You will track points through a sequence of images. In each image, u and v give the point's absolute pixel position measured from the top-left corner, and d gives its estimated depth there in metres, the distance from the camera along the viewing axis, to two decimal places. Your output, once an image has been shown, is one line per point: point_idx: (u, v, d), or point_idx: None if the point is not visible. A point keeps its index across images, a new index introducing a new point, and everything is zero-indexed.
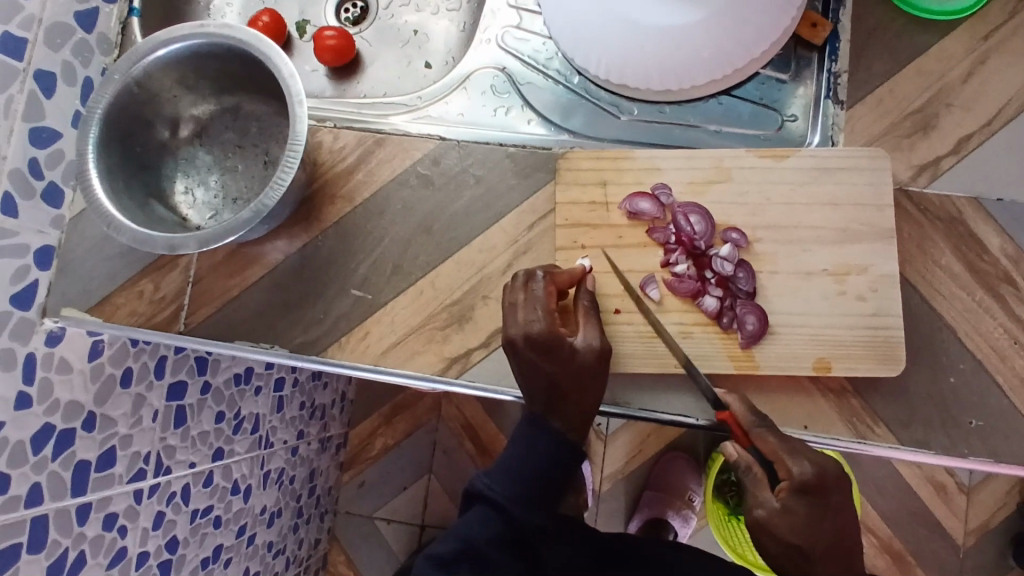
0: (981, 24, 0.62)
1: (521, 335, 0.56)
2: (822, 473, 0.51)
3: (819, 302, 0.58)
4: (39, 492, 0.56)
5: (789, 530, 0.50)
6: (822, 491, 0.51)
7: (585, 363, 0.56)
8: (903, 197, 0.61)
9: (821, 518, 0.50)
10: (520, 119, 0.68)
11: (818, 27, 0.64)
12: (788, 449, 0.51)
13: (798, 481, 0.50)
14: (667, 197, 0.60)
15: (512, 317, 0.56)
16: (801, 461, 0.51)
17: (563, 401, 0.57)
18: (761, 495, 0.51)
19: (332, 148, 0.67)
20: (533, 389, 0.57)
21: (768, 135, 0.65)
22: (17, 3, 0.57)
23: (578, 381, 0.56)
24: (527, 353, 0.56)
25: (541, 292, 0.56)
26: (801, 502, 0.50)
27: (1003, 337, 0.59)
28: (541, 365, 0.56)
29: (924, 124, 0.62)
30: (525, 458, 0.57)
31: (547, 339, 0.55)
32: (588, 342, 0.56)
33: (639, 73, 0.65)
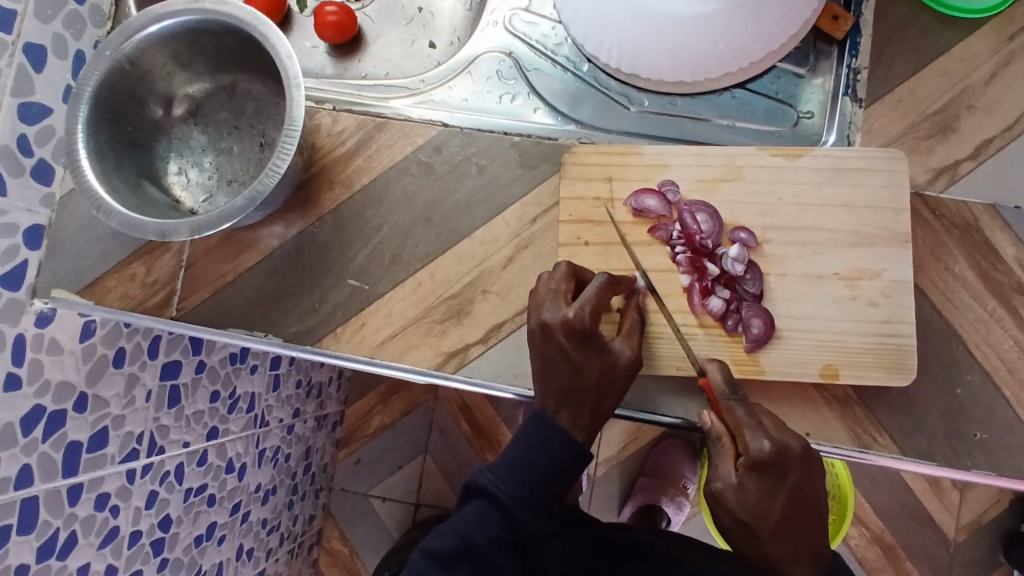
0: (1007, 24, 0.60)
1: (560, 321, 0.54)
2: (781, 450, 0.49)
3: (828, 307, 0.56)
4: (29, 473, 0.55)
5: (740, 505, 0.50)
6: (780, 468, 0.49)
7: (615, 366, 0.55)
8: (918, 201, 0.59)
9: (777, 495, 0.49)
10: (526, 107, 0.66)
11: (838, 20, 0.61)
12: (750, 425, 0.50)
13: (753, 458, 0.49)
14: (673, 195, 0.59)
15: (553, 305, 0.55)
16: (759, 438, 0.49)
17: (580, 399, 0.55)
18: (722, 468, 0.51)
19: (331, 131, 0.65)
20: (551, 379, 0.55)
21: (782, 133, 0.63)
22: None
23: (601, 382, 0.54)
24: (562, 341, 0.54)
25: (594, 287, 0.55)
26: (755, 479, 0.49)
27: (1013, 349, 0.57)
28: (573, 357, 0.54)
29: (944, 126, 0.60)
30: (530, 457, 0.54)
31: (585, 330, 0.54)
32: (623, 349, 0.55)
33: (651, 63, 0.63)
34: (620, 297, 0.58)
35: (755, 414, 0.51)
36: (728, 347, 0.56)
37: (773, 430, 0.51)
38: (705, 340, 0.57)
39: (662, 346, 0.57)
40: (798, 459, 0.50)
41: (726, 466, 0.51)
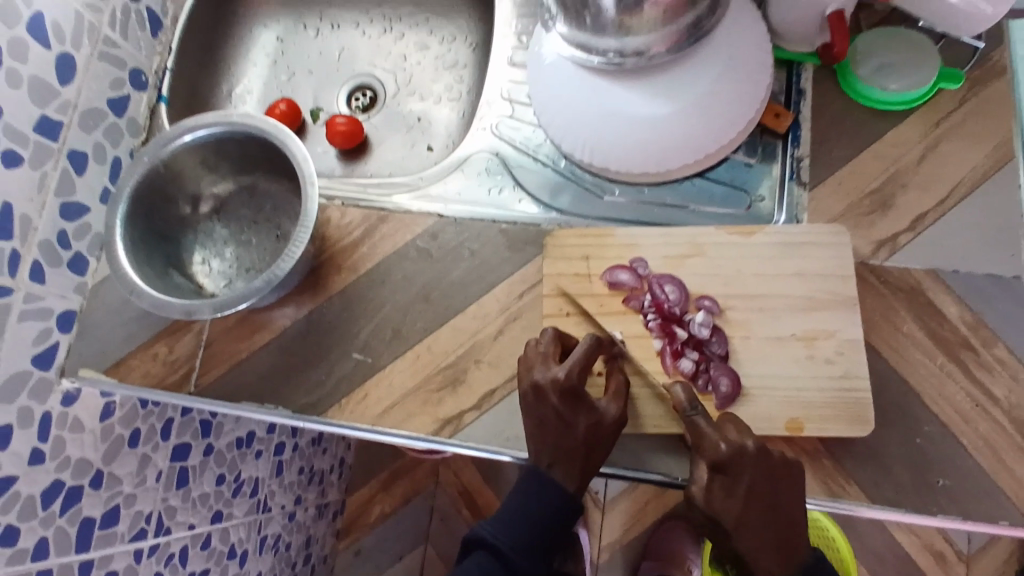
0: (934, 112, 0.70)
1: (550, 380, 0.59)
2: (736, 454, 0.55)
3: (790, 367, 0.62)
4: (45, 546, 0.67)
5: (706, 505, 0.57)
6: (738, 467, 0.55)
7: (603, 422, 0.59)
8: (864, 270, 0.66)
9: (743, 489, 0.56)
10: (512, 198, 0.74)
11: (780, 117, 0.70)
12: (708, 434, 0.56)
13: (715, 461, 0.56)
14: (643, 269, 0.66)
15: (544, 367, 0.60)
16: (715, 441, 0.56)
17: (572, 456, 0.60)
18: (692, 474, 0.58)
19: (339, 223, 0.73)
20: (545, 437, 0.60)
21: (739, 214, 0.70)
22: (54, 91, 0.69)
23: (591, 438, 0.60)
24: (553, 400, 0.59)
25: (581, 350, 0.60)
26: (718, 480, 0.56)
27: (967, 400, 0.62)
28: (565, 414, 0.59)
29: (882, 203, 0.68)
30: (517, 514, 0.64)
31: (574, 389, 0.59)
32: (609, 408, 0.59)
33: (620, 158, 0.71)
34: (604, 363, 0.64)
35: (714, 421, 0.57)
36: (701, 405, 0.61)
37: (730, 433, 0.56)
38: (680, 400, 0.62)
39: (637, 407, 0.63)
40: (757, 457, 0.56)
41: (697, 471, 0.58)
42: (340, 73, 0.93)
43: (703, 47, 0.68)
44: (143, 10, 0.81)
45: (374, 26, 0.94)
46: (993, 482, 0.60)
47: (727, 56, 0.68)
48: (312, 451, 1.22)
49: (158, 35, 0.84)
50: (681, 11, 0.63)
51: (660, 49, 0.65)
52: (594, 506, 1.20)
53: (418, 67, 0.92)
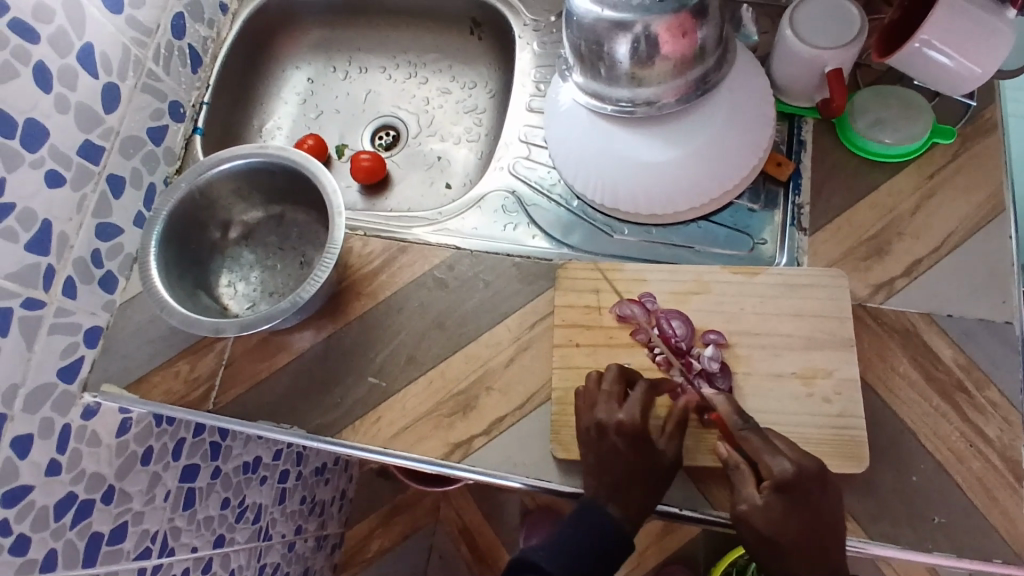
0: (927, 165, 0.74)
1: (613, 421, 0.62)
2: (801, 470, 0.58)
3: (789, 402, 0.64)
4: (54, 557, 0.69)
5: (765, 523, 0.58)
6: (800, 488, 0.58)
7: (660, 462, 0.62)
8: (861, 311, 0.69)
9: (799, 511, 0.58)
10: (526, 234, 0.77)
11: (781, 165, 0.74)
12: (769, 450, 0.59)
13: (778, 479, 0.58)
14: (652, 304, 0.69)
15: (607, 406, 0.63)
16: (779, 460, 0.59)
17: (631, 490, 0.62)
18: (746, 491, 0.60)
19: (361, 252, 0.77)
20: (605, 473, 0.63)
21: (741, 256, 0.73)
22: (99, 119, 0.75)
23: (648, 475, 0.62)
24: (614, 439, 0.62)
25: (640, 392, 0.64)
26: (779, 496, 0.58)
27: (960, 439, 0.65)
28: (627, 453, 0.62)
29: (879, 249, 0.71)
30: (572, 539, 0.63)
31: (636, 430, 0.62)
32: (667, 448, 0.62)
33: (629, 199, 0.75)
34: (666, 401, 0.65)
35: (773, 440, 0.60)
36: (703, 439, 0.64)
37: (789, 454, 0.60)
38: (685, 432, 0.64)
39: None
40: (814, 478, 0.59)
41: (749, 490, 0.59)
42: (366, 113, 0.99)
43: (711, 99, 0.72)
44: (185, 48, 0.87)
45: (400, 71, 1.00)
46: (985, 519, 0.62)
47: (730, 108, 0.73)
48: (315, 481, 1.23)
49: (197, 71, 0.89)
50: (689, 66, 0.68)
51: (669, 99, 0.70)
52: None
53: (440, 109, 0.97)
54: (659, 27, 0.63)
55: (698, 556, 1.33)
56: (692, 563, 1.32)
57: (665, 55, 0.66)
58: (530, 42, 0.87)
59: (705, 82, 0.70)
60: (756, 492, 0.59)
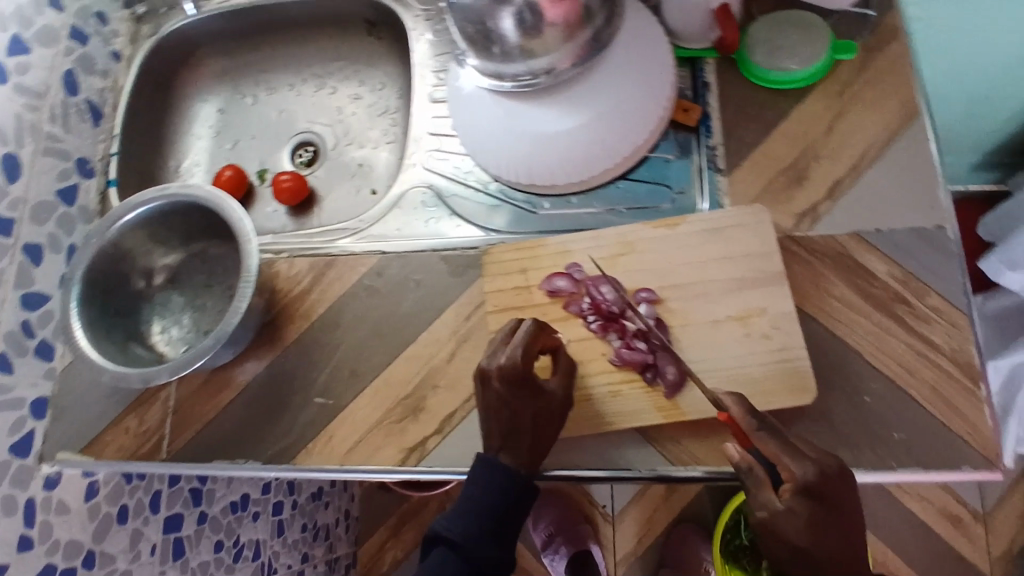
0: (834, 84, 0.73)
1: (494, 367, 0.61)
2: (824, 472, 0.53)
3: (729, 346, 0.64)
4: None
5: (793, 531, 0.52)
6: (825, 491, 0.52)
7: (550, 403, 0.62)
8: (789, 242, 0.69)
9: (826, 515, 0.52)
10: (449, 226, 0.76)
11: (688, 112, 0.74)
12: (788, 451, 0.54)
13: (800, 482, 0.52)
14: (579, 274, 0.68)
15: (491, 353, 0.62)
16: (802, 461, 0.53)
17: (518, 432, 0.61)
18: (764, 496, 0.54)
19: (288, 274, 0.76)
20: (496, 420, 0.61)
21: (663, 209, 0.73)
22: (4, 190, 0.73)
23: (539, 416, 0.61)
24: (496, 386, 0.60)
25: (521, 335, 0.61)
26: (805, 501, 0.52)
27: (908, 353, 0.64)
28: (509, 396, 0.60)
29: (798, 177, 0.71)
30: (478, 497, 0.59)
31: (518, 373, 0.60)
32: (555, 387, 0.62)
33: (544, 172, 0.74)
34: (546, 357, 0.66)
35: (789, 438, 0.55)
36: (650, 398, 0.63)
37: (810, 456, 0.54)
38: (632, 394, 0.64)
39: (594, 406, 0.64)
40: (836, 475, 0.53)
41: (771, 496, 0.53)
42: (281, 133, 0.97)
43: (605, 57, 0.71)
44: (83, 102, 0.86)
45: (308, 85, 0.99)
46: (946, 428, 0.62)
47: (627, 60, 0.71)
48: (314, 507, 1.23)
49: (100, 123, 0.88)
50: (578, 27, 0.66)
51: (568, 63, 0.68)
52: (606, 521, 1.37)
53: (354, 117, 0.96)
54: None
55: (708, 515, 1.34)
56: (702, 521, 1.34)
57: (552, 21, 0.65)
58: (425, 33, 0.86)
59: (598, 39, 0.68)
60: (778, 499, 0.53)
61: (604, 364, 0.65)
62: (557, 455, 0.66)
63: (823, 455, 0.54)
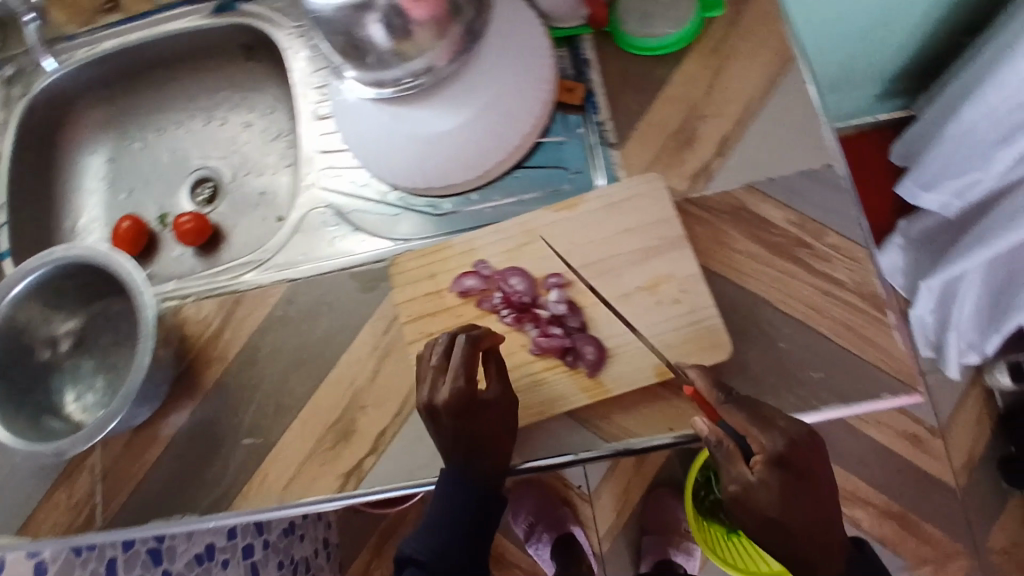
0: (709, 41, 0.73)
1: (439, 404, 0.59)
2: (795, 443, 0.54)
3: (641, 317, 0.65)
4: None
5: (766, 503, 0.53)
6: (795, 461, 0.54)
7: (504, 411, 0.61)
8: (686, 205, 0.69)
9: (798, 485, 0.54)
10: (354, 242, 0.75)
11: (573, 91, 0.74)
12: (757, 423, 0.55)
13: (771, 453, 0.54)
14: (487, 270, 0.67)
15: (431, 386, 0.60)
16: (771, 432, 0.54)
17: (483, 454, 0.60)
18: (736, 469, 0.55)
19: (197, 318, 0.74)
20: (456, 446, 0.60)
21: (563, 191, 0.74)
22: None
23: (499, 430, 0.61)
24: (444, 421, 0.59)
25: (459, 354, 0.60)
26: (777, 473, 0.53)
27: (815, 293, 0.66)
28: (465, 428, 0.59)
29: (686, 140, 0.71)
30: (444, 511, 0.61)
31: (464, 402, 0.59)
32: (497, 394, 0.61)
33: (440, 174, 0.73)
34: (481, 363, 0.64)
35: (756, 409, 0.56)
36: (574, 381, 0.64)
37: (779, 425, 0.55)
38: (557, 380, 0.64)
39: (522, 398, 0.64)
40: (802, 440, 0.55)
41: (743, 468, 0.55)
42: (179, 174, 0.95)
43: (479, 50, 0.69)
44: None
45: (196, 120, 0.97)
46: (861, 359, 0.64)
47: (503, 49, 0.70)
48: (288, 542, 1.21)
49: None
50: (448, 23, 0.64)
51: (444, 54, 0.66)
52: (584, 500, 1.37)
53: (247, 146, 0.94)
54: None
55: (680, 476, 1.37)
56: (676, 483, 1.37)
57: (419, 20, 0.63)
58: (301, 50, 0.83)
59: (472, 27, 0.66)
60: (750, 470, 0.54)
61: (524, 355, 0.65)
62: None
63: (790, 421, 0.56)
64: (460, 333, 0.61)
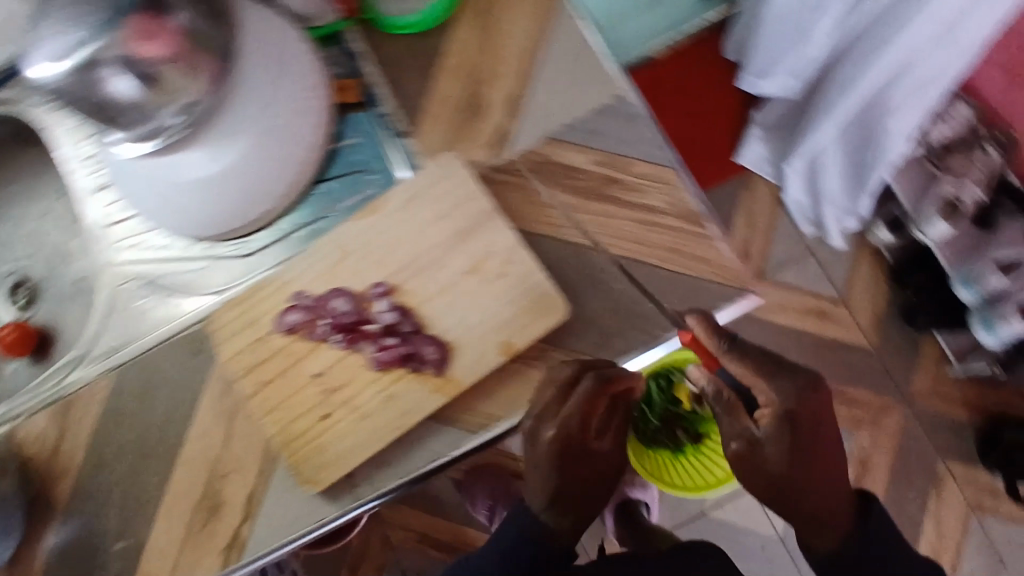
0: (472, 0, 0.70)
1: (557, 436, 0.60)
2: (805, 398, 0.54)
3: (473, 301, 0.63)
4: None
5: (769, 456, 0.56)
6: (802, 419, 0.55)
7: (599, 463, 0.64)
8: (491, 175, 0.67)
9: (803, 442, 0.55)
10: (169, 308, 0.71)
11: (346, 90, 0.69)
12: (763, 373, 0.55)
13: (778, 410, 0.55)
14: (306, 300, 0.64)
15: (545, 416, 0.60)
16: (779, 391, 0.55)
17: (581, 497, 0.64)
18: (741, 423, 0.58)
19: (36, 434, 0.68)
20: (557, 485, 0.63)
21: (371, 194, 0.70)
22: None
23: (591, 474, 0.64)
24: (548, 444, 0.61)
25: (574, 396, 0.59)
26: (784, 431, 0.55)
27: (635, 226, 0.65)
28: (561, 457, 0.62)
29: (475, 107, 0.69)
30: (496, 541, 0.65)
31: (573, 436, 0.61)
32: (606, 445, 0.64)
33: (236, 211, 0.67)
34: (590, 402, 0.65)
35: (761, 357, 0.56)
36: (421, 386, 0.62)
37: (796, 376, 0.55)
38: (408, 390, 0.62)
39: (378, 418, 0.62)
40: (811, 391, 0.55)
41: (745, 420, 0.57)
42: None
43: (237, 69, 0.60)
44: None
45: None
46: (694, 277, 0.64)
47: (265, 61, 0.61)
48: None
49: None
50: (193, 55, 0.56)
51: (203, 84, 0.57)
52: None
53: (52, 236, 0.88)
54: (129, 41, 0.53)
55: None
56: None
57: (161, 61, 0.54)
58: (57, 121, 0.76)
59: (221, 47, 0.58)
60: (754, 425, 0.57)
61: (366, 375, 0.63)
62: (368, 477, 0.64)
63: (799, 367, 0.55)
64: (583, 373, 0.59)
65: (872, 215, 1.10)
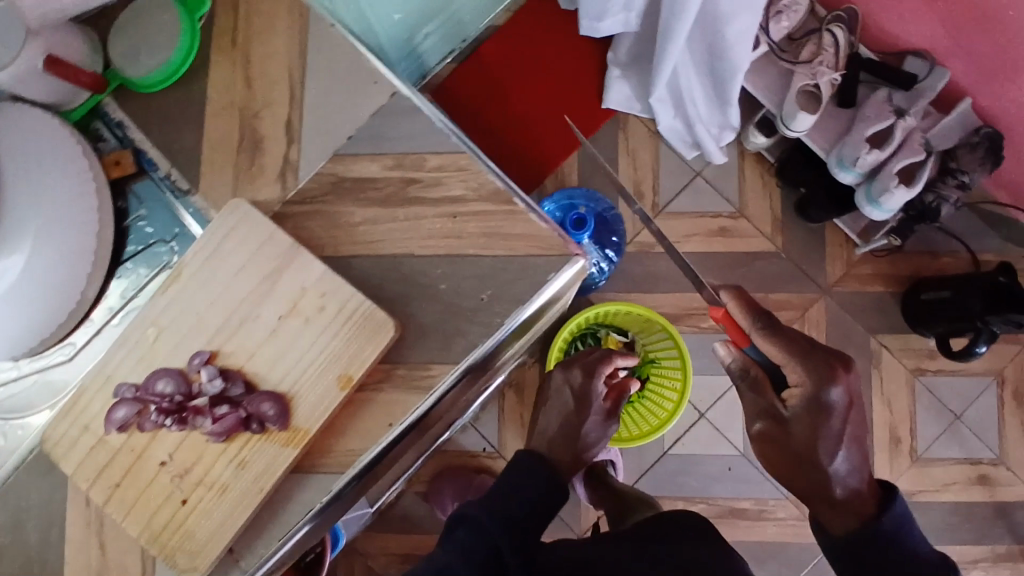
0: (223, 37, 0.68)
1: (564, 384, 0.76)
2: (849, 401, 0.63)
3: (296, 345, 0.60)
4: None
5: (794, 435, 0.64)
6: (829, 408, 0.63)
7: (595, 414, 0.75)
8: (289, 210, 0.65)
9: (826, 428, 0.63)
10: (0, 436, 0.67)
11: (120, 163, 0.67)
12: (798, 357, 0.65)
13: (805, 391, 0.64)
14: (130, 391, 0.61)
15: (566, 376, 0.77)
16: (818, 377, 0.63)
17: (578, 454, 0.72)
18: (763, 395, 0.69)
19: None
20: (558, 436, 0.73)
21: (171, 260, 0.68)
22: None
23: (579, 420, 0.74)
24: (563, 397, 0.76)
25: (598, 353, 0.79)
26: (811, 410, 0.63)
27: (445, 221, 0.64)
28: (573, 405, 0.75)
29: (256, 144, 0.67)
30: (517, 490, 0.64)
31: (586, 389, 0.75)
32: (604, 406, 0.76)
33: (38, 321, 0.61)
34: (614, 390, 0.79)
35: (799, 343, 0.65)
36: (270, 444, 0.59)
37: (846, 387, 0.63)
38: (258, 450, 0.60)
39: (234, 491, 0.60)
40: (841, 378, 0.63)
41: (771, 397, 0.68)
42: None
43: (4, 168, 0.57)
44: None
45: None
46: (517, 256, 0.63)
47: (27, 152, 0.59)
48: None
49: None
50: None
51: None
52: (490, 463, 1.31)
53: None
54: None
55: None
56: None
57: None
58: None
59: None
60: (779, 403, 0.67)
61: (210, 449, 0.60)
62: (246, 546, 0.62)
63: (827, 352, 0.64)
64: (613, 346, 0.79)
65: (744, 123, 1.10)
